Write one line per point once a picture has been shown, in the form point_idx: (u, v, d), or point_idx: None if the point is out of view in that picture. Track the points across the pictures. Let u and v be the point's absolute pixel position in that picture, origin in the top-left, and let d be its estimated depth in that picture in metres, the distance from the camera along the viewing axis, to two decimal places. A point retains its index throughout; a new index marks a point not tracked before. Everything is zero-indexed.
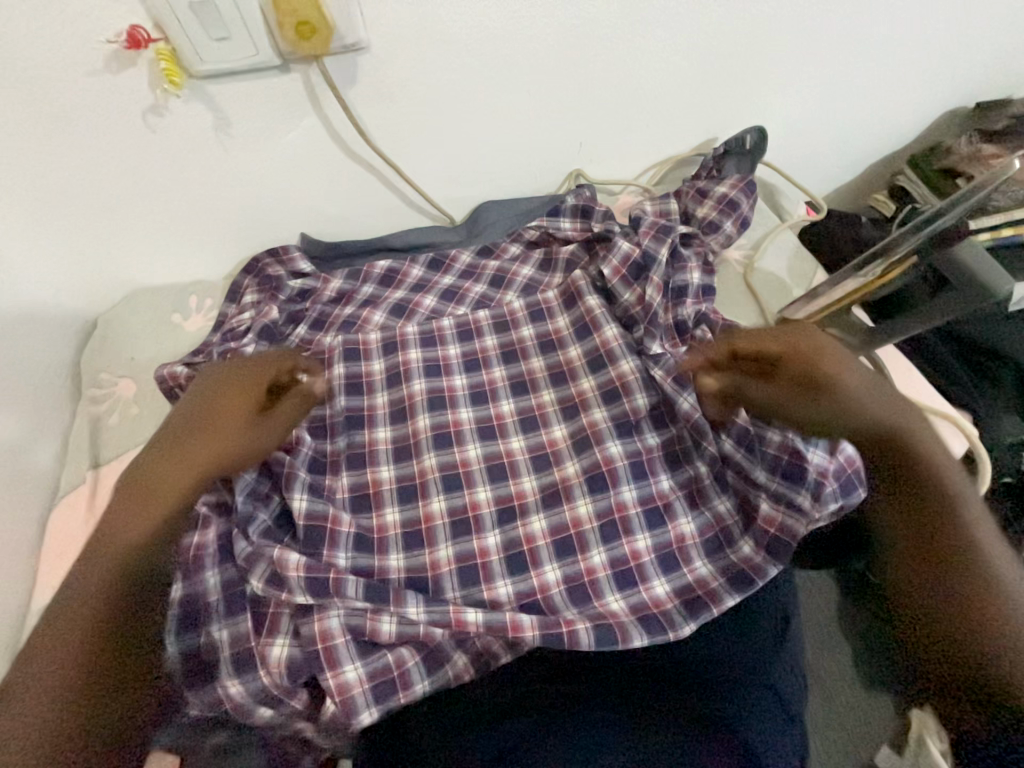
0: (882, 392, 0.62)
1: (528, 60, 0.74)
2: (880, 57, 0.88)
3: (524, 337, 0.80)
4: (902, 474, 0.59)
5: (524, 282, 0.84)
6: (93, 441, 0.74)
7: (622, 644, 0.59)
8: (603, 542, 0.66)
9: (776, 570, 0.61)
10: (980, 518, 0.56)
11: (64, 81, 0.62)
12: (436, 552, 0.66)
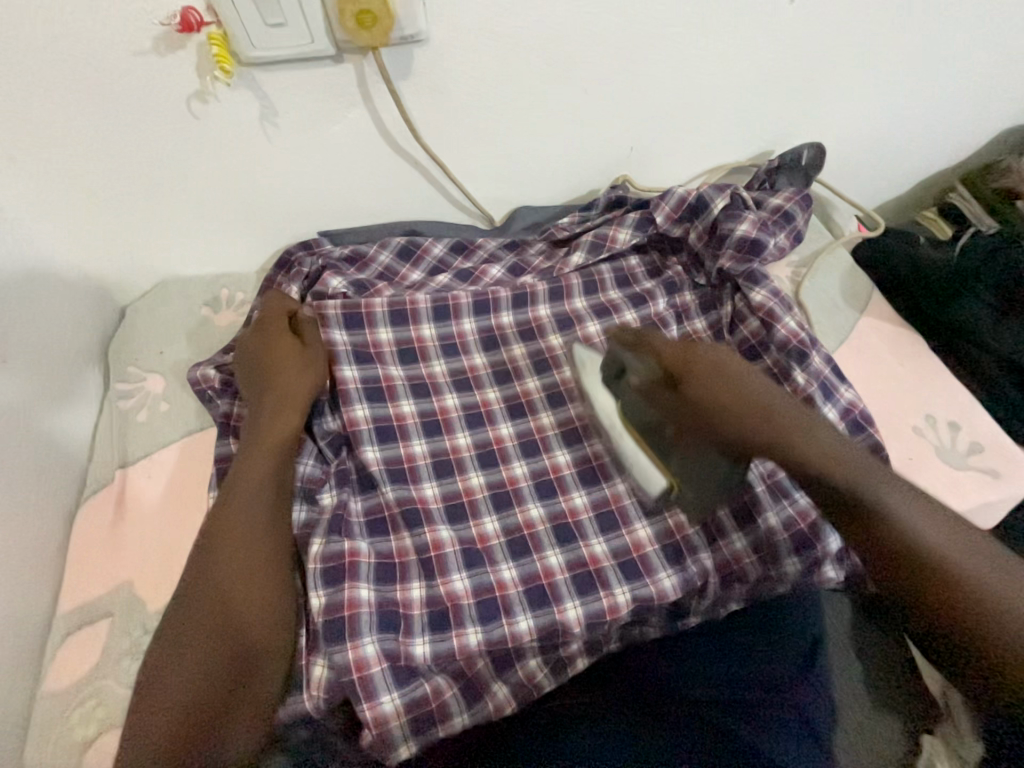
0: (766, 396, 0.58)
1: (587, 58, 0.70)
2: (950, 66, 0.84)
3: (569, 377, 0.72)
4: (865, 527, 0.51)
5: (557, 315, 0.76)
6: (120, 438, 0.71)
7: (658, 600, 0.59)
8: (671, 564, 0.62)
9: (835, 574, 0.62)
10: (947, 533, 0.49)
11: (111, 63, 0.59)
12: (469, 480, 0.66)
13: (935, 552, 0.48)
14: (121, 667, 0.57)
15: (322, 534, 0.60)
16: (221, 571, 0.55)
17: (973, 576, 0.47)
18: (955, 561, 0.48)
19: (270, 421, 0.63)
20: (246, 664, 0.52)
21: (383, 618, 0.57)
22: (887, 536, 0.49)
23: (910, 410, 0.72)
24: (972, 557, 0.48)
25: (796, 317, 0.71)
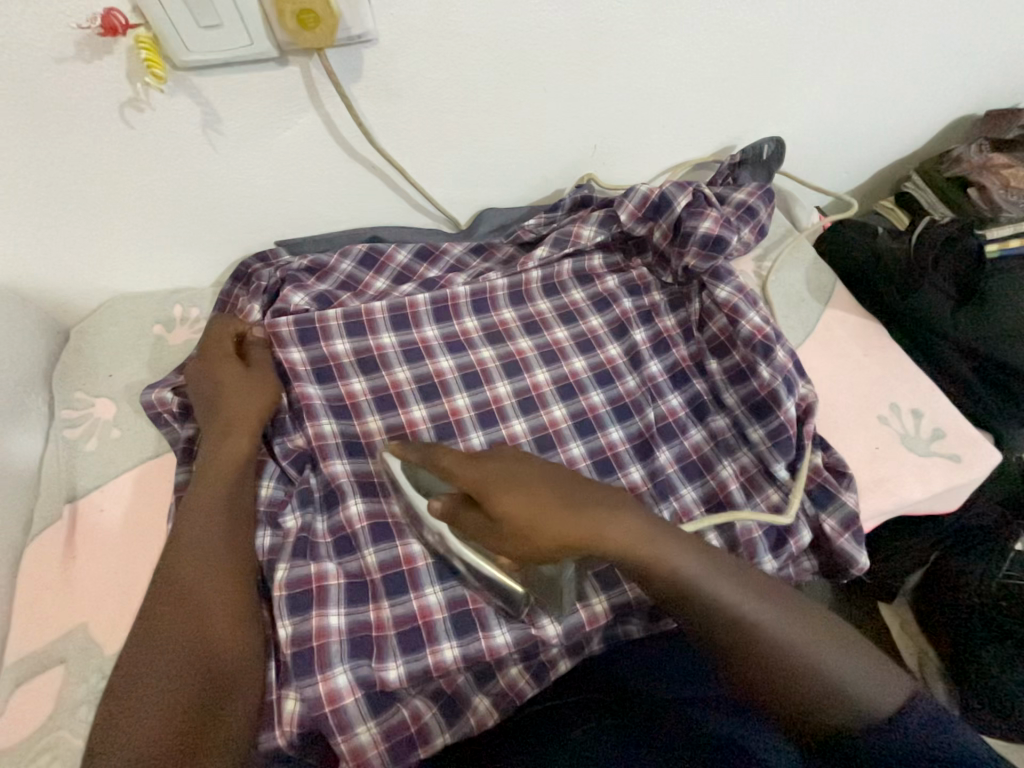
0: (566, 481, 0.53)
1: (544, 57, 0.69)
2: (900, 58, 0.85)
3: (540, 382, 0.71)
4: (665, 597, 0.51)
5: (522, 318, 0.75)
6: (68, 470, 0.67)
7: (636, 603, 0.61)
8: None
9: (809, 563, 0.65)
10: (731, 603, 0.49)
11: (31, 71, 0.55)
12: None
13: (694, 586, 0.49)
14: (78, 717, 0.54)
15: (287, 558, 0.58)
16: (178, 605, 0.53)
17: (722, 599, 0.49)
18: (710, 588, 0.49)
19: (218, 446, 0.61)
20: (222, 685, 0.51)
21: (355, 644, 0.55)
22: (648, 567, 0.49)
23: (875, 399, 0.73)
24: (724, 580, 0.50)
25: (761, 312, 0.71)
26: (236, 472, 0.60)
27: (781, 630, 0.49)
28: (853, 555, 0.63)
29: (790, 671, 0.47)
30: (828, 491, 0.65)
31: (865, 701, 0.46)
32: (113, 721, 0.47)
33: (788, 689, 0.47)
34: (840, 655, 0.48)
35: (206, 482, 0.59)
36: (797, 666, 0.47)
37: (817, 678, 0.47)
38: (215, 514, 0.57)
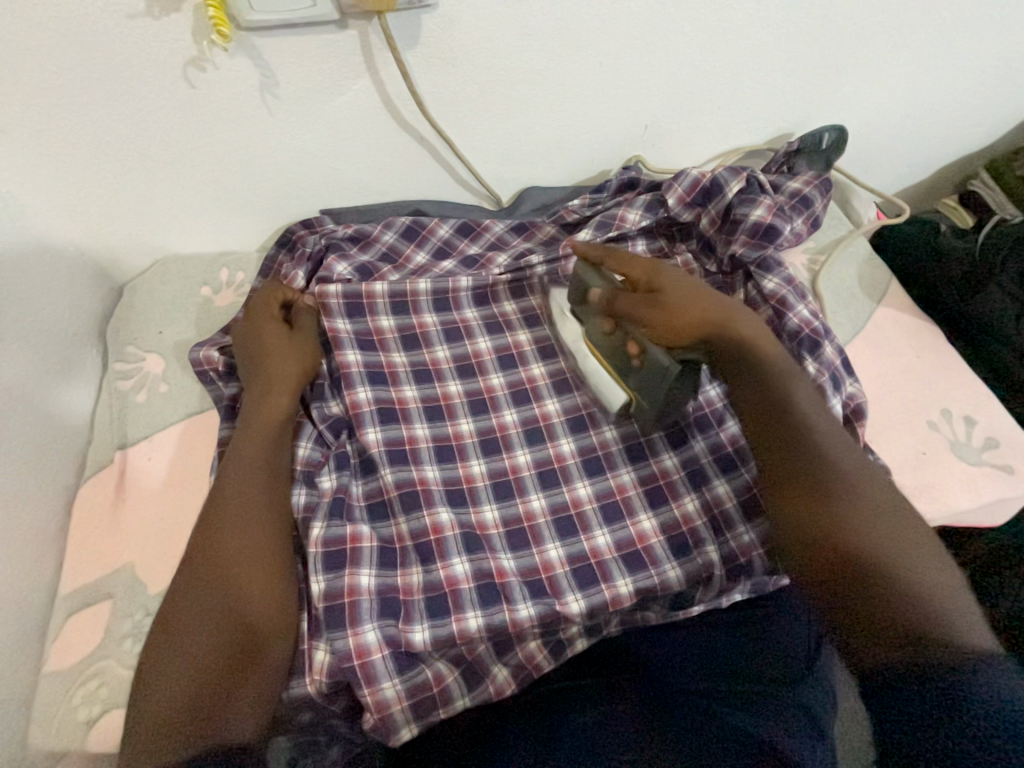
0: (705, 296, 0.64)
1: (604, 28, 0.67)
2: (984, 43, 0.80)
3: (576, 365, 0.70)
4: (775, 440, 0.58)
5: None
6: (119, 420, 0.70)
7: (661, 590, 0.59)
8: (675, 555, 0.61)
9: None
10: (849, 469, 0.55)
11: (104, 26, 0.57)
12: (470, 466, 0.65)
13: (809, 444, 0.56)
14: (122, 649, 0.57)
15: (322, 518, 0.59)
16: (219, 551, 0.55)
17: (831, 458, 0.55)
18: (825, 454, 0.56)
19: (261, 404, 0.62)
20: (254, 638, 0.52)
21: (384, 605, 0.56)
22: (770, 412, 0.59)
23: (925, 403, 0.70)
24: (843, 457, 0.56)
25: (808, 306, 0.69)
26: (277, 433, 0.62)
27: (880, 521, 0.52)
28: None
29: (882, 562, 0.50)
30: None
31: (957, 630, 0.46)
32: (157, 661, 0.50)
33: (870, 568, 0.50)
34: (934, 571, 0.50)
35: (248, 442, 0.61)
36: (886, 553, 0.50)
37: (906, 580, 0.49)
38: (256, 472, 0.59)
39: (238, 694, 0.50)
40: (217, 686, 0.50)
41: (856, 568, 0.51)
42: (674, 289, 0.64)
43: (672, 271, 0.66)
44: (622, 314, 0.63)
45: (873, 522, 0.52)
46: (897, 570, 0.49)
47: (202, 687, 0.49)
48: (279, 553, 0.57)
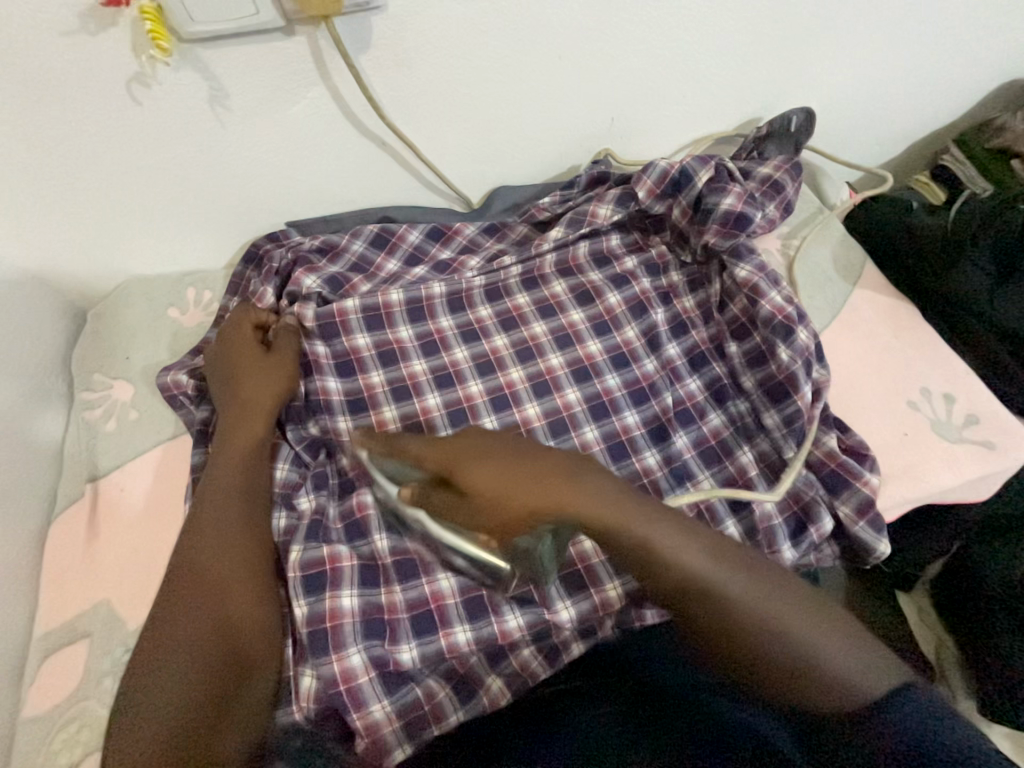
0: (526, 457, 0.49)
1: (561, 22, 0.65)
2: (945, 17, 0.79)
3: (553, 366, 0.69)
4: (673, 604, 0.49)
5: (536, 302, 0.73)
6: (89, 450, 0.68)
7: (650, 589, 0.59)
8: None
9: (831, 551, 0.63)
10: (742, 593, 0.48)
11: (37, 45, 0.54)
12: None
13: (695, 579, 0.48)
14: (104, 687, 0.55)
15: (301, 541, 0.58)
16: (199, 585, 0.53)
17: (727, 592, 0.48)
18: (710, 585, 0.48)
19: (236, 431, 0.61)
20: (239, 670, 0.51)
21: (369, 626, 0.55)
22: (643, 558, 0.48)
23: (904, 384, 0.70)
24: (725, 575, 0.49)
25: (782, 291, 0.68)
26: (254, 459, 0.60)
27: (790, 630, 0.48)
28: (873, 540, 0.61)
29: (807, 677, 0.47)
30: (850, 479, 0.62)
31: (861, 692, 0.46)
32: (137, 700, 0.49)
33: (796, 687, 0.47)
34: (831, 642, 0.48)
35: (224, 468, 0.59)
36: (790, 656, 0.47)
37: (810, 667, 0.47)
38: (234, 499, 0.58)
39: (225, 727, 0.49)
40: (202, 721, 0.49)
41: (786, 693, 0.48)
42: (492, 461, 0.48)
43: (471, 440, 0.51)
44: (458, 508, 0.47)
45: (773, 633, 0.48)
46: (818, 673, 0.47)
47: (186, 723, 0.48)
48: (261, 580, 0.55)
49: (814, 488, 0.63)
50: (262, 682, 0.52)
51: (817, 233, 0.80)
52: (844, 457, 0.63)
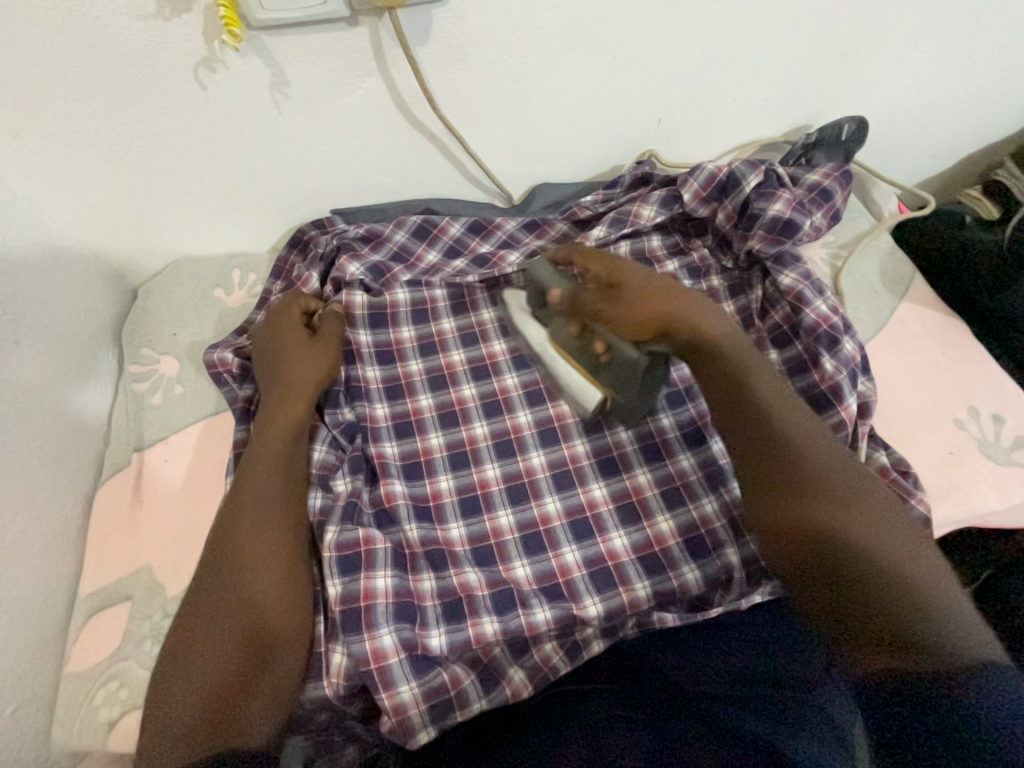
0: (670, 286, 0.63)
1: (618, 20, 0.65)
2: (1013, 26, 0.77)
3: None
4: (755, 437, 0.56)
5: None
6: (134, 422, 0.70)
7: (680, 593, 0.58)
8: (694, 558, 0.60)
9: None
10: (828, 452, 0.54)
11: (115, 28, 0.56)
12: (484, 471, 0.65)
13: (793, 444, 0.54)
14: (142, 650, 0.57)
15: (337, 522, 0.60)
16: (236, 559, 0.55)
17: (811, 445, 0.54)
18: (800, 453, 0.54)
19: (278, 410, 0.62)
20: (269, 645, 0.52)
21: (400, 609, 0.56)
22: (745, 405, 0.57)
23: (951, 401, 0.68)
24: (821, 455, 0.54)
25: (827, 301, 0.67)
26: (295, 441, 0.62)
27: (868, 505, 0.51)
28: None
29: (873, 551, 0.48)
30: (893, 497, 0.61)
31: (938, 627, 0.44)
32: (172, 666, 0.50)
33: (861, 558, 0.48)
34: (916, 555, 0.48)
35: (266, 448, 0.60)
36: (865, 552, 0.49)
37: (886, 565, 0.47)
38: (275, 479, 0.59)
39: (252, 700, 0.50)
40: (231, 693, 0.50)
41: (851, 561, 0.48)
42: (642, 280, 0.63)
43: (626, 265, 0.65)
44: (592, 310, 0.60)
45: (856, 525, 0.50)
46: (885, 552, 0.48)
47: (216, 694, 0.49)
48: (295, 560, 0.57)
49: None
50: (290, 660, 0.53)
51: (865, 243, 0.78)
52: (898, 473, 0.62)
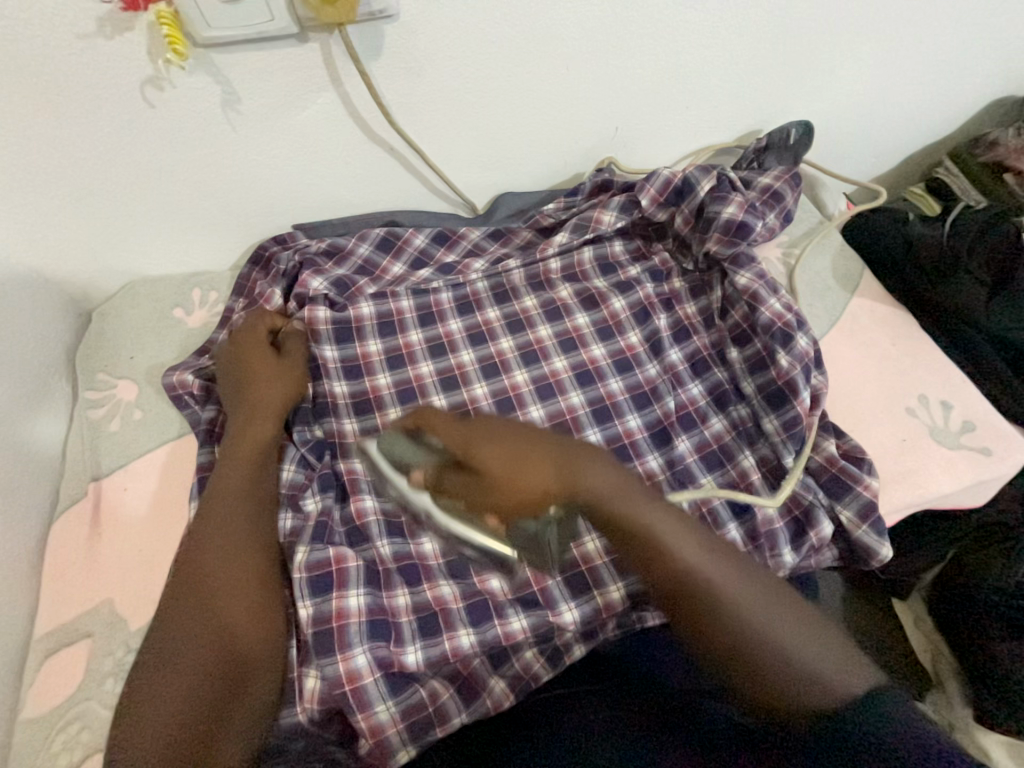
0: (524, 435, 0.52)
1: (568, 35, 0.67)
2: (941, 34, 0.81)
3: (558, 370, 0.70)
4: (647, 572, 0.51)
5: (543, 305, 0.74)
6: (91, 450, 0.68)
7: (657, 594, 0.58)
8: None
9: (832, 557, 0.63)
10: (713, 566, 0.50)
11: (54, 47, 0.55)
12: None
13: (664, 543, 0.50)
14: (105, 688, 0.55)
15: (306, 542, 0.58)
16: (203, 585, 0.53)
17: (697, 570, 0.50)
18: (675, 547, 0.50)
19: (244, 432, 0.61)
20: (239, 674, 0.51)
21: (374, 628, 0.55)
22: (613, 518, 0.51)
23: (902, 390, 0.71)
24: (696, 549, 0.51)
25: (782, 299, 0.69)
26: (263, 460, 0.60)
27: (757, 614, 0.48)
28: (876, 543, 0.62)
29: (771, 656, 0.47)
30: (855, 486, 0.63)
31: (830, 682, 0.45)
32: (138, 702, 0.49)
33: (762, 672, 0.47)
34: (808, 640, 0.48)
35: (232, 469, 0.59)
36: (777, 662, 0.47)
37: (784, 662, 0.47)
38: (244, 500, 0.58)
39: (223, 731, 0.49)
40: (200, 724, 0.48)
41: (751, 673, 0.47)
42: (501, 437, 0.52)
43: (480, 424, 0.53)
44: (463, 490, 0.50)
45: (743, 609, 0.48)
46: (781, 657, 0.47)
47: (184, 728, 0.47)
48: (267, 581, 0.55)
49: (813, 491, 0.63)
50: (263, 685, 0.52)
51: (818, 242, 0.81)
52: (845, 461, 0.65)
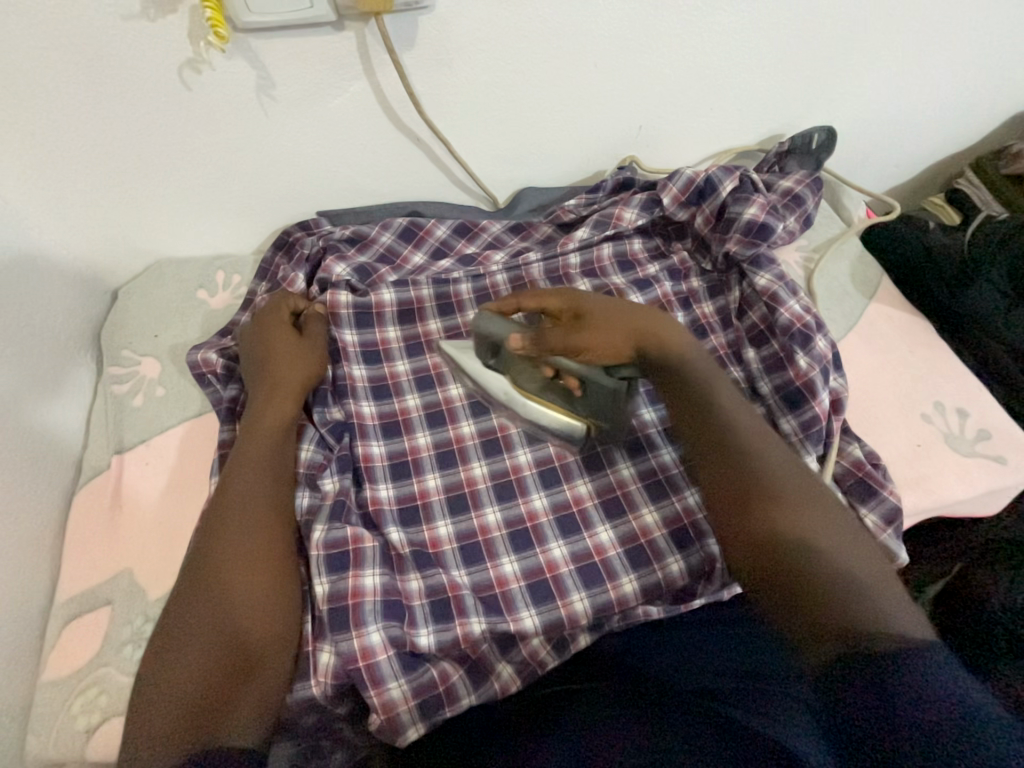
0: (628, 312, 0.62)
1: (598, 31, 0.67)
2: (969, 44, 0.81)
3: None
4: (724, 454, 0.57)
5: None
6: (114, 424, 0.69)
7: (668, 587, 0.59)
8: (678, 549, 0.61)
9: None
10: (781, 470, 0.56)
11: (96, 24, 0.56)
12: (471, 469, 0.65)
13: (729, 419, 0.58)
14: (123, 655, 0.56)
15: (324, 521, 0.59)
16: (218, 562, 0.54)
17: (769, 462, 0.56)
18: (758, 444, 0.57)
19: (264, 410, 0.62)
20: (251, 651, 0.51)
21: (390, 607, 0.56)
22: (708, 400, 0.59)
23: (918, 397, 0.71)
24: (778, 455, 0.57)
25: (801, 301, 0.70)
26: (280, 440, 0.61)
27: (813, 521, 0.52)
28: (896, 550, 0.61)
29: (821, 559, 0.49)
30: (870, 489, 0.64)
31: (889, 623, 0.45)
32: (152, 675, 0.49)
33: (811, 567, 0.49)
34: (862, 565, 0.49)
35: (250, 448, 0.60)
36: (827, 565, 0.49)
37: (834, 568, 0.49)
38: (260, 479, 0.59)
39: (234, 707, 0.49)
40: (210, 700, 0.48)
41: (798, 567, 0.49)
42: (604, 309, 0.62)
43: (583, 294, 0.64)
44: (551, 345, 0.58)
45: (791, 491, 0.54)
46: (830, 565, 0.49)
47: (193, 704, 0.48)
48: (281, 561, 0.56)
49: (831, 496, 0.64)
50: (274, 663, 0.52)
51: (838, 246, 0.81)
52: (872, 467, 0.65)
